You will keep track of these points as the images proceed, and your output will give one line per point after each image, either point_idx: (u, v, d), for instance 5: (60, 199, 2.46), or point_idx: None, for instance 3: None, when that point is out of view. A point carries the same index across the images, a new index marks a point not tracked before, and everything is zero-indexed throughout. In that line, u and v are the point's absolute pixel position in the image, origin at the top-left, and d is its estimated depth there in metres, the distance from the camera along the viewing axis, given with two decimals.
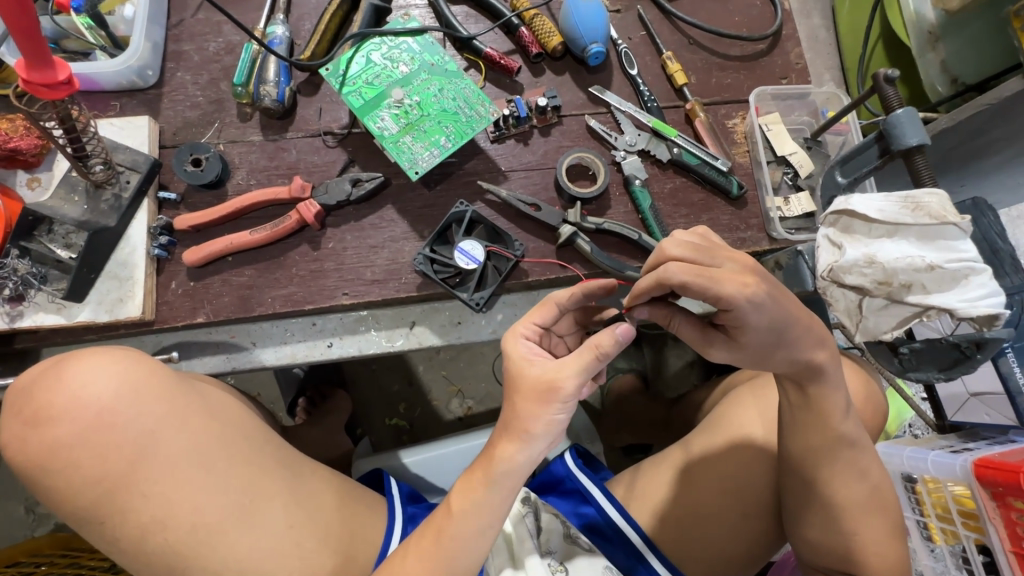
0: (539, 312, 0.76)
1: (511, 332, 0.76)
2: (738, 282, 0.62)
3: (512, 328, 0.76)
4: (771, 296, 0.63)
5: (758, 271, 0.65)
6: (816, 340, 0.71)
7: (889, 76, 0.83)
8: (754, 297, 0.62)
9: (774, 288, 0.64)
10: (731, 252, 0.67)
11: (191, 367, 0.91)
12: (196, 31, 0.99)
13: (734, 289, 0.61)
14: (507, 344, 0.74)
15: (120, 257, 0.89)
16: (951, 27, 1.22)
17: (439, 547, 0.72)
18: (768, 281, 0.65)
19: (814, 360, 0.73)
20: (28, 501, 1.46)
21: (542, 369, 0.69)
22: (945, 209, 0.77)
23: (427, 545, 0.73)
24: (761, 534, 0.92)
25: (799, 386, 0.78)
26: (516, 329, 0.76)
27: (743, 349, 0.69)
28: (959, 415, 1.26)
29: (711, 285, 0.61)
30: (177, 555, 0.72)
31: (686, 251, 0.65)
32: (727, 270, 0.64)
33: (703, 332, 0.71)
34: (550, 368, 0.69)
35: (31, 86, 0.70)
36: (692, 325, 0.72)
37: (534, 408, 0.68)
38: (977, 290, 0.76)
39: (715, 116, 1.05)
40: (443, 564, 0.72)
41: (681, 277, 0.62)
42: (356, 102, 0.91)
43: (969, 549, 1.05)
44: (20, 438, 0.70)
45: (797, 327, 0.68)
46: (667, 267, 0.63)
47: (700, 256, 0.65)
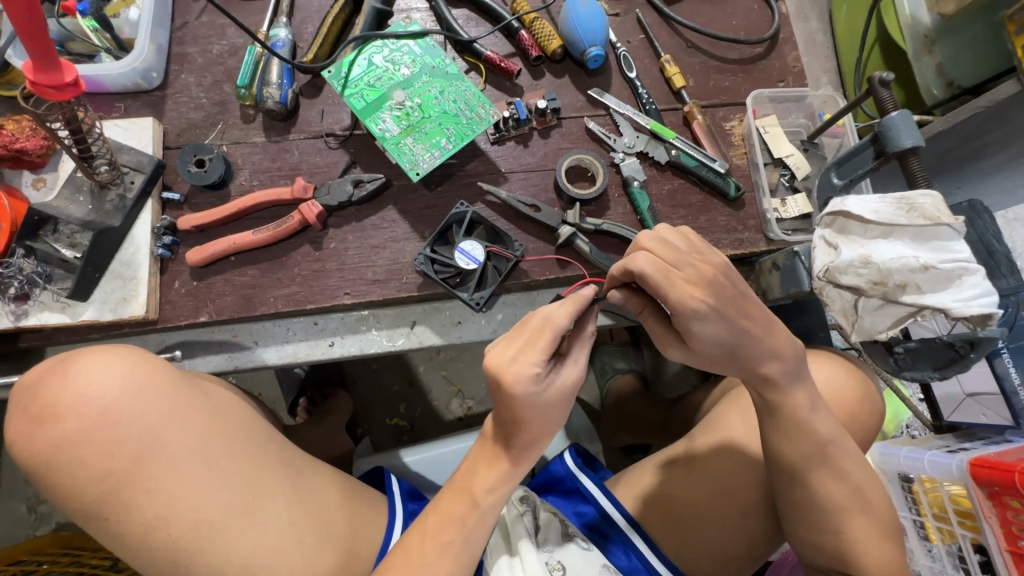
0: (542, 344, 0.68)
1: (524, 376, 0.67)
2: (685, 292, 0.66)
3: (522, 372, 0.67)
4: (716, 309, 0.67)
5: (713, 281, 0.68)
6: (774, 342, 0.73)
7: (885, 79, 0.84)
8: (696, 307, 0.66)
9: (722, 300, 0.68)
10: (700, 256, 0.69)
11: (194, 366, 0.92)
12: (200, 33, 1.01)
13: (680, 297, 0.66)
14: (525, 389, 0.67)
15: (124, 257, 0.90)
16: (946, 31, 1.24)
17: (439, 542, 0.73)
18: (721, 292, 0.68)
19: (777, 370, 0.75)
20: (30, 499, 1.47)
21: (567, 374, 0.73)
22: (939, 210, 0.78)
23: (426, 541, 0.73)
24: (759, 533, 0.92)
25: (756, 391, 0.80)
26: (528, 371, 0.67)
27: (695, 353, 0.73)
28: (955, 415, 1.26)
29: (665, 286, 0.66)
30: (180, 551, 0.72)
31: (659, 249, 0.68)
32: (683, 276, 0.67)
33: (665, 330, 0.75)
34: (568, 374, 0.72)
35: (38, 88, 0.71)
36: (657, 320, 0.75)
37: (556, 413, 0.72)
38: (971, 290, 0.77)
39: (713, 119, 1.06)
40: (444, 559, 0.73)
41: (646, 271, 0.66)
42: (358, 104, 0.92)
43: (966, 548, 1.06)
44: (26, 434, 0.71)
45: (757, 332, 0.71)
46: (631, 259, 0.67)
47: (669, 257, 0.68)
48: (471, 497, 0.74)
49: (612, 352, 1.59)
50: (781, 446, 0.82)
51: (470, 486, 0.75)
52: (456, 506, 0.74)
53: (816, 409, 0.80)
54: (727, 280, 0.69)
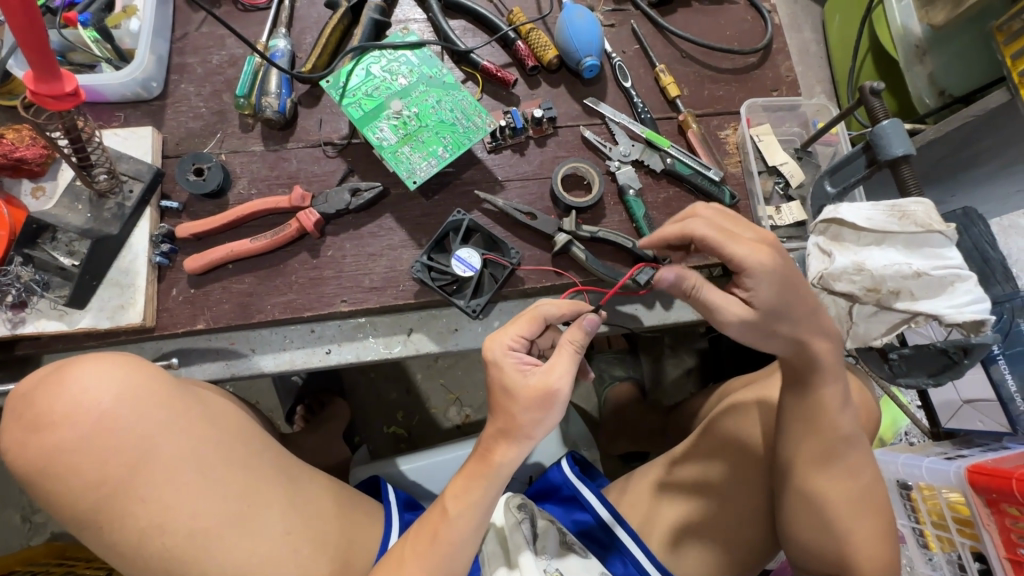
0: (523, 324, 0.76)
1: (498, 345, 0.74)
2: (750, 248, 0.71)
3: (497, 340, 0.75)
4: (780, 271, 0.72)
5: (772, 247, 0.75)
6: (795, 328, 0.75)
7: (875, 89, 0.85)
8: (764, 260, 0.71)
9: (783, 265, 0.73)
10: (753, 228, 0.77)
11: (191, 374, 0.93)
12: (200, 44, 1.02)
13: (745, 252, 0.71)
14: (494, 351, 0.74)
15: (122, 265, 0.90)
16: (937, 41, 1.25)
17: (425, 547, 0.73)
18: (781, 257, 0.74)
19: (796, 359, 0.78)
20: (24, 509, 1.46)
21: (537, 377, 0.72)
22: (931, 218, 0.79)
23: (415, 547, 0.74)
24: (756, 542, 0.92)
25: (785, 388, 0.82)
26: (503, 342, 0.75)
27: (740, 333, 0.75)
28: (953, 422, 1.25)
29: (725, 243, 0.72)
30: (174, 559, 0.72)
31: (716, 216, 0.76)
32: (746, 237, 0.74)
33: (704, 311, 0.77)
34: (543, 374, 0.72)
35: (39, 97, 0.72)
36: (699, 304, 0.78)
37: (534, 413, 0.72)
38: (964, 297, 0.78)
39: (707, 128, 1.07)
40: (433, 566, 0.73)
41: (703, 231, 0.73)
42: (355, 113, 0.93)
43: (965, 556, 1.05)
44: (21, 444, 0.71)
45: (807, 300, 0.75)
46: (693, 222, 0.74)
47: (728, 223, 0.76)
48: (470, 506, 0.74)
49: (610, 360, 1.59)
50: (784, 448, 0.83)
51: (451, 491, 0.75)
52: (441, 510, 0.74)
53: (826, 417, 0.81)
54: (782, 251, 0.75)
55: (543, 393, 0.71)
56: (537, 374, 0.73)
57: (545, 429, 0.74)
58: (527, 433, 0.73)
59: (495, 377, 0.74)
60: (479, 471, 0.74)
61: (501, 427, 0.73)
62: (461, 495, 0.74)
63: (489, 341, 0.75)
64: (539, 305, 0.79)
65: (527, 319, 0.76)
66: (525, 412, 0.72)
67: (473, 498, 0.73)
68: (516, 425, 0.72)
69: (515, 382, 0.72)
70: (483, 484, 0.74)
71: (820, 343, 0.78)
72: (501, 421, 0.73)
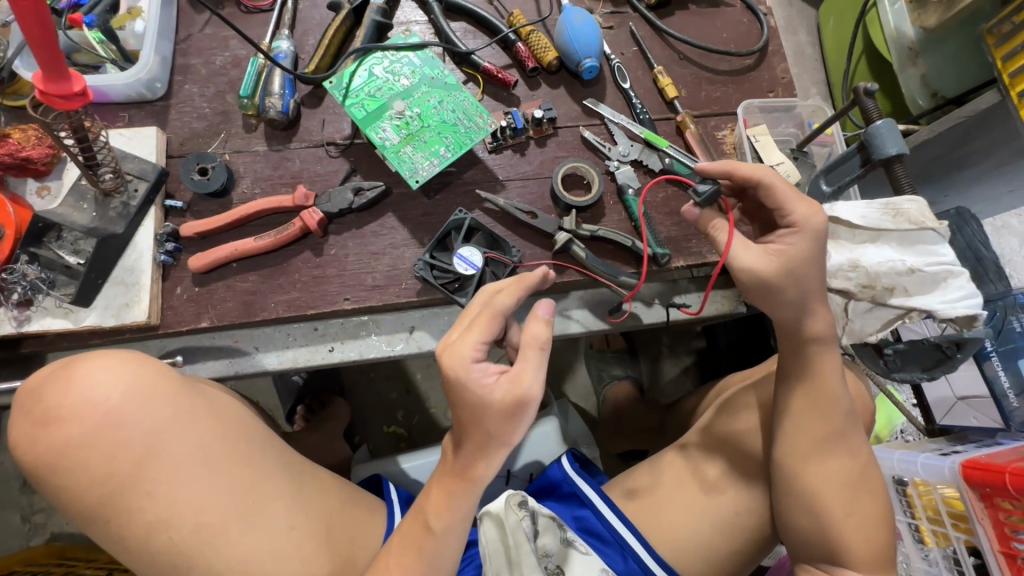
0: (479, 327, 0.72)
1: (457, 359, 0.71)
2: (810, 209, 0.76)
3: (454, 354, 0.71)
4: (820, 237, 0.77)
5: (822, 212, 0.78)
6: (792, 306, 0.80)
7: (869, 90, 0.86)
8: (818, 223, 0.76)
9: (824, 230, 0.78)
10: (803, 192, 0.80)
11: (195, 371, 0.94)
12: (204, 45, 1.03)
13: (805, 212, 0.76)
14: (453, 368, 0.71)
15: (127, 264, 0.91)
16: (929, 44, 1.27)
17: (410, 562, 0.75)
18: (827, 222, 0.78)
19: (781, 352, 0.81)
20: (24, 509, 1.46)
21: (504, 391, 0.71)
22: (924, 215, 0.82)
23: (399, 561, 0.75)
24: (754, 536, 0.93)
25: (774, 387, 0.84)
26: (463, 354, 0.71)
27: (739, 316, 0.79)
28: (948, 418, 1.25)
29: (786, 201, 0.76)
30: (181, 554, 0.73)
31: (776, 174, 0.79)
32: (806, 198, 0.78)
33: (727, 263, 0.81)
34: (511, 386, 0.71)
35: (47, 97, 0.73)
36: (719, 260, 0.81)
37: (503, 424, 0.72)
38: (957, 292, 0.82)
39: (705, 128, 1.09)
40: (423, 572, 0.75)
41: (772, 179, 0.76)
42: (358, 113, 0.94)
43: (959, 551, 1.06)
44: (30, 438, 0.71)
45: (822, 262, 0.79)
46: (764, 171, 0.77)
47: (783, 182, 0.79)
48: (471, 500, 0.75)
49: (609, 359, 1.60)
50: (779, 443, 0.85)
51: (432, 504, 0.76)
52: (423, 526, 0.75)
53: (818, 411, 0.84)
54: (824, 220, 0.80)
55: (513, 404, 0.71)
56: (504, 386, 0.71)
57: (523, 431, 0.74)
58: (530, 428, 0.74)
59: (455, 390, 0.72)
60: (456, 484, 0.75)
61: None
62: (467, 489, 0.75)
63: (447, 357, 0.71)
64: (494, 299, 0.75)
65: (484, 321, 0.72)
66: (498, 423, 0.72)
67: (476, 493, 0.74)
68: (488, 434, 0.72)
69: (477, 397, 0.71)
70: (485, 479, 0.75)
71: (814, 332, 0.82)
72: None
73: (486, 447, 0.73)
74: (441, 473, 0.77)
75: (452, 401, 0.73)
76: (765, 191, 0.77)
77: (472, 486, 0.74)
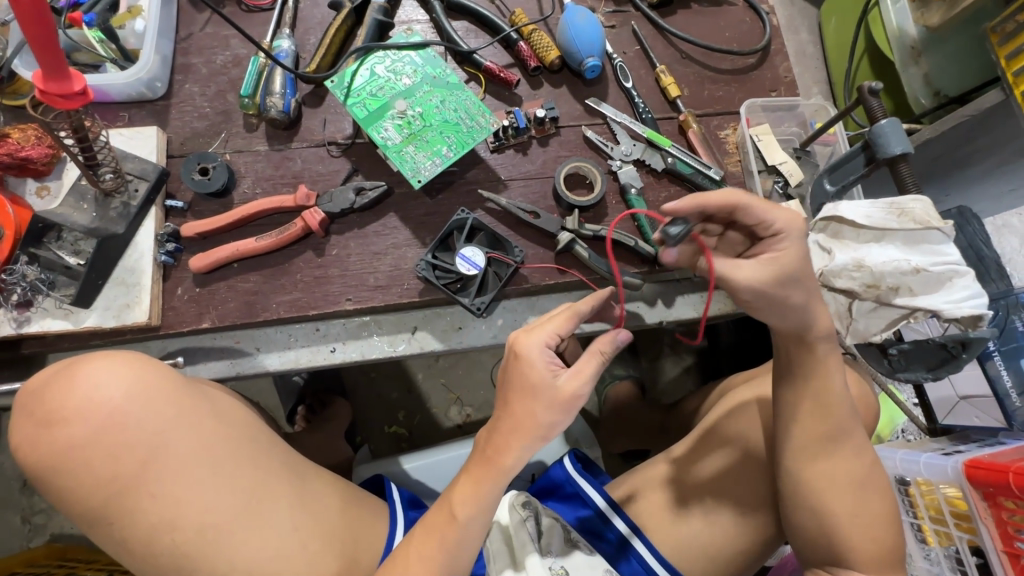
0: (561, 322, 0.76)
1: (535, 342, 0.74)
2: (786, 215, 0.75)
3: (534, 337, 0.75)
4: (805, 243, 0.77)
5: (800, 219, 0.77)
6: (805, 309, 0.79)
7: (873, 88, 0.86)
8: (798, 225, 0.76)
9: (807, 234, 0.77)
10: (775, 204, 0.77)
11: (196, 372, 0.93)
12: (204, 44, 1.02)
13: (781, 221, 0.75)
14: (528, 348, 0.74)
15: (127, 264, 0.91)
16: (932, 43, 1.27)
17: (432, 551, 0.74)
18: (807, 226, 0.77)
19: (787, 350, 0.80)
20: (25, 510, 1.45)
21: (565, 381, 0.73)
22: (929, 215, 0.81)
23: (421, 551, 0.75)
24: (760, 537, 0.92)
25: None
26: (540, 339, 0.75)
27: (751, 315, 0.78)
28: (950, 418, 1.26)
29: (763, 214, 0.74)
30: (184, 556, 0.72)
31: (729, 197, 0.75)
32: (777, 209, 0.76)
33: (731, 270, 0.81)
34: (572, 378, 0.74)
35: (47, 96, 0.72)
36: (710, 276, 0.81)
37: (555, 415, 0.73)
38: (962, 292, 0.81)
39: (707, 128, 1.08)
40: (441, 566, 0.74)
41: (748, 200, 0.73)
42: (360, 113, 0.93)
43: (962, 551, 1.06)
44: (32, 440, 0.71)
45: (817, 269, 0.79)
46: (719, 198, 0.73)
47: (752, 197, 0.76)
48: (475, 501, 0.74)
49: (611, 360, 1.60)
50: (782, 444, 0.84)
51: (458, 495, 0.75)
52: (448, 515, 0.75)
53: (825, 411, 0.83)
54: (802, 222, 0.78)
55: (568, 398, 0.73)
56: (566, 376, 0.74)
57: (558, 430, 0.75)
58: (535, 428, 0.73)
59: (521, 372, 0.74)
60: (485, 473, 0.75)
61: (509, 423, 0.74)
62: (472, 487, 0.75)
63: (526, 339, 0.75)
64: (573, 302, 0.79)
65: (564, 317, 0.77)
66: (548, 415, 0.73)
67: (482, 490, 0.74)
68: (536, 424, 0.73)
69: (543, 381, 0.73)
70: (491, 479, 0.74)
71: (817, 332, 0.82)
72: (510, 417, 0.74)
73: (509, 431, 0.73)
74: (472, 464, 0.76)
75: (508, 379, 0.75)
76: (741, 213, 0.74)
77: (475, 486, 0.74)
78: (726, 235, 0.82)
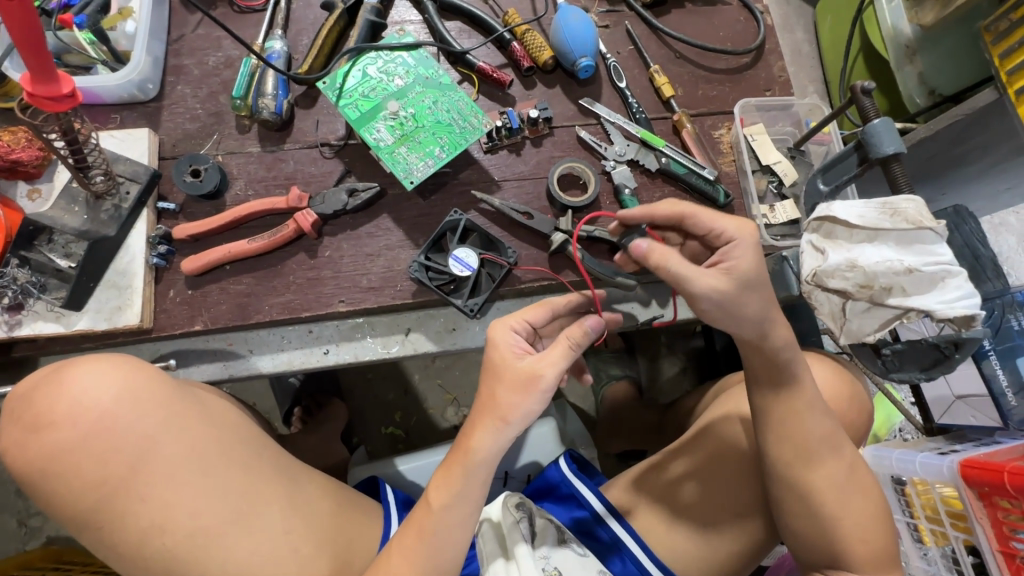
0: (532, 311, 0.79)
1: (502, 325, 0.78)
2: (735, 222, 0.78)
3: (502, 321, 0.79)
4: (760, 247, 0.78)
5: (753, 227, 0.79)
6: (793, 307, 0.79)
7: (867, 88, 0.86)
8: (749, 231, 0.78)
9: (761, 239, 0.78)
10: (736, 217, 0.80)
11: (189, 374, 0.93)
12: (196, 46, 1.02)
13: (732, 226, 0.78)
14: (495, 330, 0.78)
15: (119, 267, 0.90)
16: (926, 42, 1.26)
17: (411, 543, 0.74)
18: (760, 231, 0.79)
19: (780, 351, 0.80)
20: (21, 513, 1.45)
21: (526, 362, 0.74)
22: (922, 215, 0.82)
23: (401, 545, 0.75)
24: (751, 536, 0.93)
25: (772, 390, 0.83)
26: (507, 323, 0.78)
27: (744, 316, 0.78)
28: (946, 418, 1.26)
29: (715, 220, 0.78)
30: (176, 560, 0.72)
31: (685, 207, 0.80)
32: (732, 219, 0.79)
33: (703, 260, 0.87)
34: (533, 360, 0.74)
35: (36, 99, 0.72)
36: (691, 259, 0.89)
37: (514, 393, 0.73)
38: (954, 292, 0.81)
39: (702, 127, 1.08)
40: (421, 562, 0.73)
41: (693, 208, 0.80)
42: (352, 114, 0.93)
43: (958, 550, 1.06)
44: (20, 443, 0.71)
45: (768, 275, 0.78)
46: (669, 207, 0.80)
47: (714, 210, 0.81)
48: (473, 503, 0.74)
49: (608, 359, 1.60)
50: (772, 447, 0.84)
51: (432, 486, 0.75)
52: (424, 506, 0.75)
53: (818, 411, 0.83)
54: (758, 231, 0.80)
55: (529, 377, 0.73)
56: (528, 358, 0.75)
57: (521, 415, 0.73)
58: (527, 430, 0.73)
59: (489, 354, 0.77)
60: (457, 462, 0.74)
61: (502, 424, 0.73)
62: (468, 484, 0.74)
63: (494, 322, 0.79)
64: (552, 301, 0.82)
65: (536, 307, 0.80)
66: (510, 395, 0.73)
67: (475, 491, 0.74)
68: (495, 402, 0.73)
69: (506, 362, 0.75)
70: (484, 482, 0.74)
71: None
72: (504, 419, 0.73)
73: (492, 428, 0.73)
74: (445, 461, 0.76)
75: (481, 363, 0.78)
76: (691, 222, 0.80)
77: (460, 485, 0.74)
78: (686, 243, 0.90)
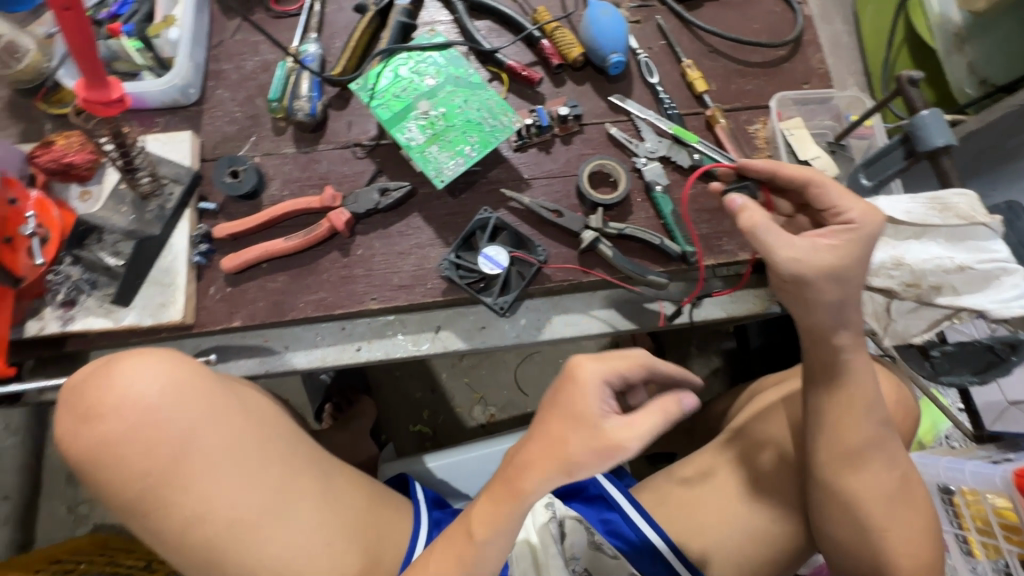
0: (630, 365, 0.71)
1: (596, 373, 0.67)
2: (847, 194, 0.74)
3: (594, 368, 0.68)
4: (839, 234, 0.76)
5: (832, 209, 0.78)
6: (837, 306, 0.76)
7: (913, 78, 0.83)
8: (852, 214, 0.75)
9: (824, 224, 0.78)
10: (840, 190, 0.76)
11: (227, 369, 0.96)
12: (234, 51, 1.05)
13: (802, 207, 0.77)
14: (590, 380, 0.67)
15: (163, 265, 0.94)
16: (978, 28, 1.21)
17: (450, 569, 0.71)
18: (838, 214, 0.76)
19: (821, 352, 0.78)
20: (70, 500, 1.52)
21: (613, 426, 0.65)
22: (975, 209, 0.77)
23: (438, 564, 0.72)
24: (791, 541, 0.90)
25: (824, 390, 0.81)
26: (600, 372, 0.68)
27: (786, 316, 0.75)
28: (998, 425, 1.19)
29: None
30: (216, 548, 0.75)
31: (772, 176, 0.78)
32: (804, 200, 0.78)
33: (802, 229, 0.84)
34: (621, 428, 0.65)
35: (89, 105, 0.76)
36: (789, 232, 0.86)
37: (592, 458, 0.64)
38: (1011, 291, 0.76)
39: (736, 122, 1.06)
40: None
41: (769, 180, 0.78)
42: (384, 114, 0.95)
43: (1013, 564, 1.00)
44: (73, 433, 0.74)
45: None
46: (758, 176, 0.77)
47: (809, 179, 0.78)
48: (482, 527, 0.70)
49: None
50: (817, 448, 0.81)
51: (477, 514, 0.70)
52: (468, 537, 0.71)
53: (863, 415, 0.80)
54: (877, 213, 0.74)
55: (611, 444, 0.64)
56: (615, 424, 0.65)
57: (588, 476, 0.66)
58: (567, 463, 0.65)
59: (568, 401, 0.67)
60: (508, 499, 0.68)
61: (538, 452, 0.67)
62: (494, 518, 0.69)
63: (589, 366, 0.68)
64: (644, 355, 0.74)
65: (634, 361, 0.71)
66: (585, 452, 0.65)
67: (496, 518, 0.69)
68: (567, 456, 0.65)
69: (591, 417, 0.65)
70: (498, 503, 0.69)
71: (856, 332, 0.79)
72: (540, 443, 0.67)
73: (546, 473, 0.66)
74: (493, 486, 0.70)
75: (552, 407, 0.68)
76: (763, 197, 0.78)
77: (503, 517, 0.68)
78: (795, 217, 0.86)
